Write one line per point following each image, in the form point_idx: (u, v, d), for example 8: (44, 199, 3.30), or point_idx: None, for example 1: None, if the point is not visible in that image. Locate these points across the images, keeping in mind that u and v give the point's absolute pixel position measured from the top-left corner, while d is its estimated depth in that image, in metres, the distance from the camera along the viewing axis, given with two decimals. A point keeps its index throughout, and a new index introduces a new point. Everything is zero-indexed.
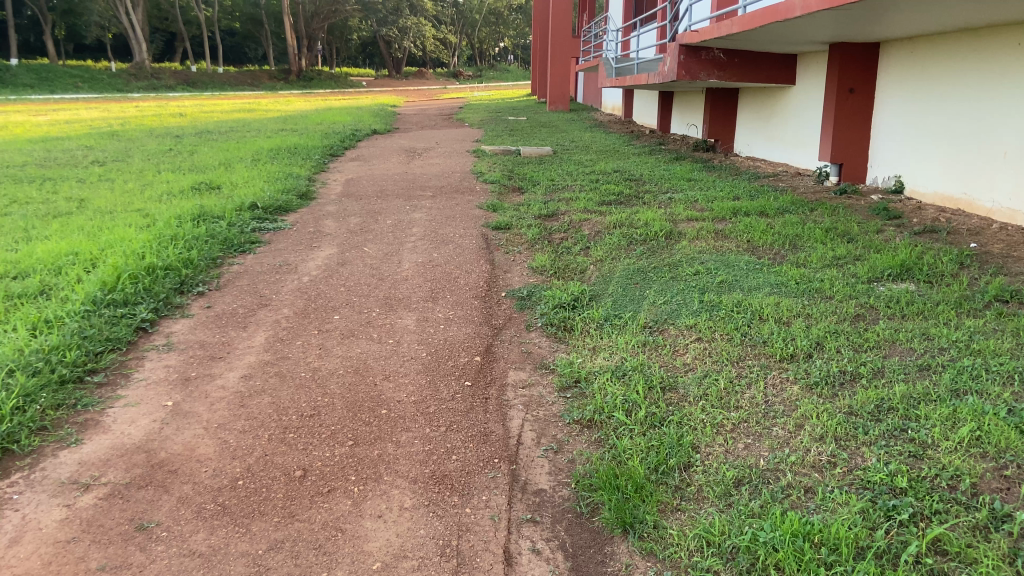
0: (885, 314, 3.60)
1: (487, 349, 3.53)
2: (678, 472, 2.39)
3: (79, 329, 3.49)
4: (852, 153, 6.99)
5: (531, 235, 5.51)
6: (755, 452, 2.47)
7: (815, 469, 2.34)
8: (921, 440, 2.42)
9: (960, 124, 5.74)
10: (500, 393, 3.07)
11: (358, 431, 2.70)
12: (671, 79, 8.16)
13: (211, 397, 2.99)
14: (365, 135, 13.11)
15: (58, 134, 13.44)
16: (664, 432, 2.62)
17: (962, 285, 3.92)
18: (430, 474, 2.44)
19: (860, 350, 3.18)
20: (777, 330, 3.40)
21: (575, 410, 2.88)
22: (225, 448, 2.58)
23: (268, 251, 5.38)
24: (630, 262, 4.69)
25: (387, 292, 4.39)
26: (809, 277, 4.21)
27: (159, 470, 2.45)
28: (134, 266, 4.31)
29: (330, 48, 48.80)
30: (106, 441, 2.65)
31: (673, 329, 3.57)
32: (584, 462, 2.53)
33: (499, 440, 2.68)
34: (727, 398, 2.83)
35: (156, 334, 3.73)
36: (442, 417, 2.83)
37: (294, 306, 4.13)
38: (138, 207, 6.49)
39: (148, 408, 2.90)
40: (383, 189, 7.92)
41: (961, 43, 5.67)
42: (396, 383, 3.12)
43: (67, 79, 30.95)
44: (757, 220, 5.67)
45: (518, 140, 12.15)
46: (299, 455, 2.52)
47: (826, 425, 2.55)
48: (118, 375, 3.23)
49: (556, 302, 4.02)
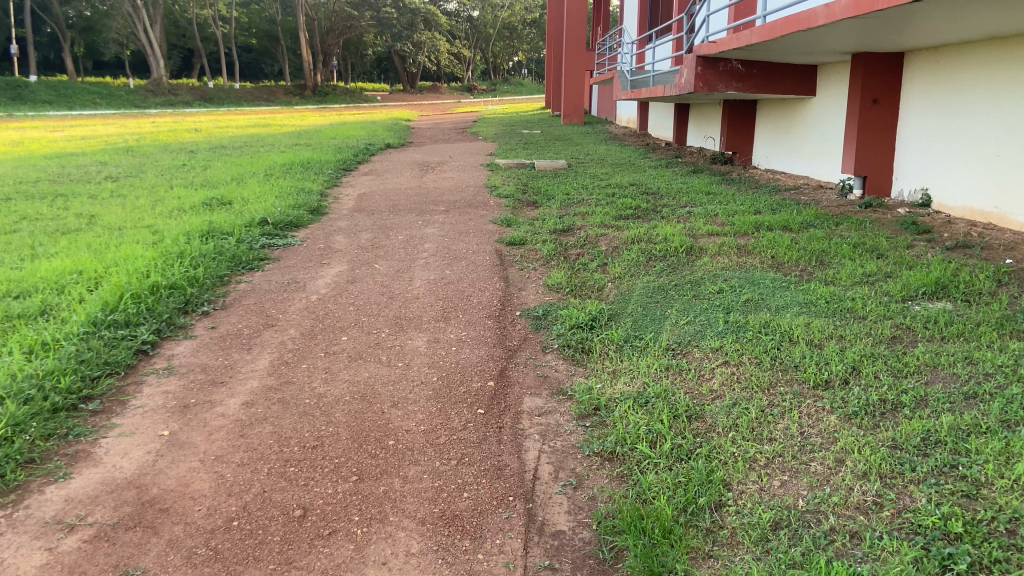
0: (923, 337, 3.40)
1: (500, 373, 3.36)
2: (709, 513, 2.21)
3: (76, 353, 3.35)
4: (877, 165, 6.77)
5: (546, 251, 5.35)
6: (793, 491, 2.27)
7: (859, 512, 2.14)
8: (974, 478, 2.22)
9: (991, 135, 5.52)
10: (515, 421, 2.89)
11: (363, 465, 2.52)
12: (688, 91, 8.01)
13: (209, 426, 2.83)
14: (378, 149, 13.03)
15: (73, 149, 13.45)
16: (693, 466, 2.43)
17: (1001, 304, 3.71)
18: (440, 514, 2.26)
19: (900, 376, 2.98)
20: (809, 353, 3.20)
21: (595, 441, 2.70)
22: (221, 483, 2.41)
23: (277, 268, 5.25)
24: (650, 279, 4.51)
25: (398, 311, 4.23)
26: (840, 296, 4.01)
27: (150, 509, 2.29)
28: (137, 286, 4.18)
29: (345, 64, 49.05)
30: (96, 476, 2.49)
31: (697, 352, 3.38)
32: (606, 500, 2.34)
33: (514, 475, 2.49)
34: (759, 429, 2.63)
35: (157, 357, 3.58)
36: (452, 449, 2.65)
37: (301, 327, 3.98)
38: (147, 224, 6.40)
39: (142, 439, 2.75)
40: (397, 204, 7.79)
41: (989, 52, 5.47)
42: (405, 411, 2.94)
43: (86, 96, 31.24)
44: (781, 235, 5.47)
45: (533, 153, 11.99)
46: (298, 492, 2.35)
47: (869, 461, 2.35)
48: (114, 403, 3.07)
49: (573, 322, 3.84)
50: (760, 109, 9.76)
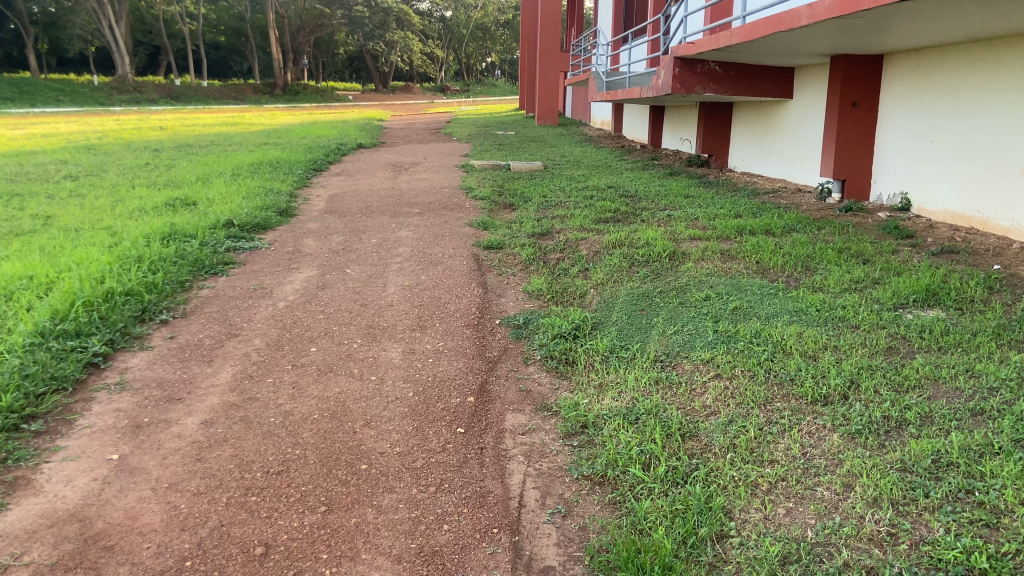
0: (919, 347, 3.25)
1: (480, 388, 3.15)
2: (711, 545, 2.03)
3: (20, 366, 3.09)
4: (856, 168, 6.69)
5: (525, 255, 5.17)
6: (800, 520, 2.10)
7: (874, 544, 1.97)
8: (992, 505, 2.06)
9: (973, 139, 5.41)
10: (497, 441, 2.70)
11: (332, 493, 2.31)
12: (664, 93, 7.85)
13: (163, 449, 2.60)
14: (351, 150, 12.75)
15: (32, 150, 12.71)
16: (690, 491, 2.26)
17: (996, 313, 3.58)
18: (418, 550, 2.06)
19: (901, 391, 2.82)
20: (805, 365, 3.04)
21: (584, 463, 2.51)
22: (173, 516, 2.18)
23: (243, 273, 4.99)
24: (633, 285, 4.34)
25: (370, 319, 4.01)
26: (831, 303, 3.86)
27: (93, 546, 2.06)
28: (90, 293, 3.93)
29: (317, 63, 48.48)
30: (36, 508, 2.25)
31: (687, 364, 3.20)
32: (599, 531, 2.15)
33: (498, 504, 2.30)
34: (759, 451, 2.46)
35: (109, 371, 3.33)
36: (430, 474, 2.44)
37: (266, 336, 3.74)
38: (106, 225, 6.10)
39: (88, 463, 2.51)
40: (370, 206, 7.54)
41: (971, 55, 5.36)
42: (379, 431, 2.73)
43: (49, 94, 30.48)
44: (764, 239, 5.34)
45: (507, 155, 11.76)
46: (260, 526, 2.13)
47: (879, 486, 2.19)
48: (59, 422, 2.82)
49: (555, 331, 3.66)
50: (736, 111, 9.67)
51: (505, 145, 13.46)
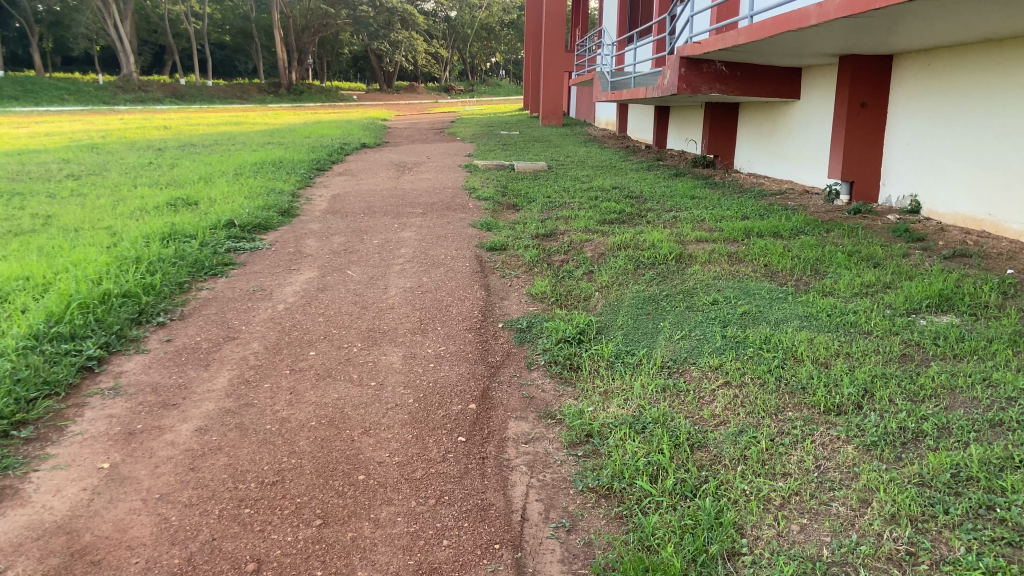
0: (934, 354, 3.16)
1: (482, 395, 3.07)
2: (722, 563, 1.95)
3: (11, 370, 3.02)
4: (865, 170, 6.59)
5: (528, 257, 5.09)
6: (814, 538, 2.01)
7: (892, 564, 1.89)
8: (1015, 522, 1.96)
9: (984, 140, 5.32)
10: (500, 451, 2.62)
11: (328, 506, 2.23)
12: (670, 93, 7.73)
13: (156, 457, 2.52)
14: (354, 150, 12.68)
15: (34, 150, 12.64)
16: (699, 506, 2.17)
17: (1011, 319, 3.49)
18: (416, 566, 1.98)
19: (916, 401, 2.73)
20: (817, 373, 2.96)
21: (589, 475, 2.42)
22: (163, 530, 2.11)
23: (242, 275, 4.91)
24: (639, 288, 4.26)
25: (371, 323, 3.92)
26: (842, 308, 3.77)
27: (79, 561, 1.98)
28: (86, 295, 3.85)
29: (321, 62, 48.48)
30: (22, 519, 2.18)
31: (695, 371, 3.12)
32: (605, 547, 2.07)
33: (500, 518, 2.22)
34: (770, 463, 2.37)
35: (104, 375, 3.26)
36: (430, 485, 2.37)
37: (265, 340, 3.66)
38: (106, 225, 6.03)
39: (78, 473, 2.43)
40: (372, 206, 7.45)
41: (982, 55, 5.27)
42: (378, 439, 2.65)
43: (53, 92, 30.50)
44: (772, 242, 5.25)
45: (511, 155, 11.66)
46: (253, 540, 2.06)
47: (896, 501, 2.10)
48: (50, 429, 2.75)
49: (560, 336, 3.58)
50: (743, 112, 9.58)
51: (509, 145, 13.36)
